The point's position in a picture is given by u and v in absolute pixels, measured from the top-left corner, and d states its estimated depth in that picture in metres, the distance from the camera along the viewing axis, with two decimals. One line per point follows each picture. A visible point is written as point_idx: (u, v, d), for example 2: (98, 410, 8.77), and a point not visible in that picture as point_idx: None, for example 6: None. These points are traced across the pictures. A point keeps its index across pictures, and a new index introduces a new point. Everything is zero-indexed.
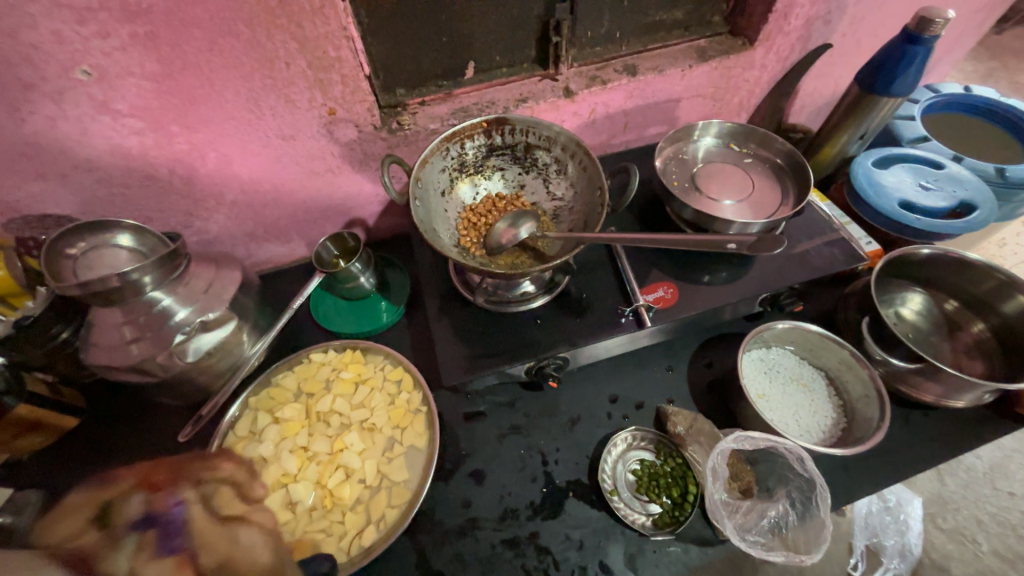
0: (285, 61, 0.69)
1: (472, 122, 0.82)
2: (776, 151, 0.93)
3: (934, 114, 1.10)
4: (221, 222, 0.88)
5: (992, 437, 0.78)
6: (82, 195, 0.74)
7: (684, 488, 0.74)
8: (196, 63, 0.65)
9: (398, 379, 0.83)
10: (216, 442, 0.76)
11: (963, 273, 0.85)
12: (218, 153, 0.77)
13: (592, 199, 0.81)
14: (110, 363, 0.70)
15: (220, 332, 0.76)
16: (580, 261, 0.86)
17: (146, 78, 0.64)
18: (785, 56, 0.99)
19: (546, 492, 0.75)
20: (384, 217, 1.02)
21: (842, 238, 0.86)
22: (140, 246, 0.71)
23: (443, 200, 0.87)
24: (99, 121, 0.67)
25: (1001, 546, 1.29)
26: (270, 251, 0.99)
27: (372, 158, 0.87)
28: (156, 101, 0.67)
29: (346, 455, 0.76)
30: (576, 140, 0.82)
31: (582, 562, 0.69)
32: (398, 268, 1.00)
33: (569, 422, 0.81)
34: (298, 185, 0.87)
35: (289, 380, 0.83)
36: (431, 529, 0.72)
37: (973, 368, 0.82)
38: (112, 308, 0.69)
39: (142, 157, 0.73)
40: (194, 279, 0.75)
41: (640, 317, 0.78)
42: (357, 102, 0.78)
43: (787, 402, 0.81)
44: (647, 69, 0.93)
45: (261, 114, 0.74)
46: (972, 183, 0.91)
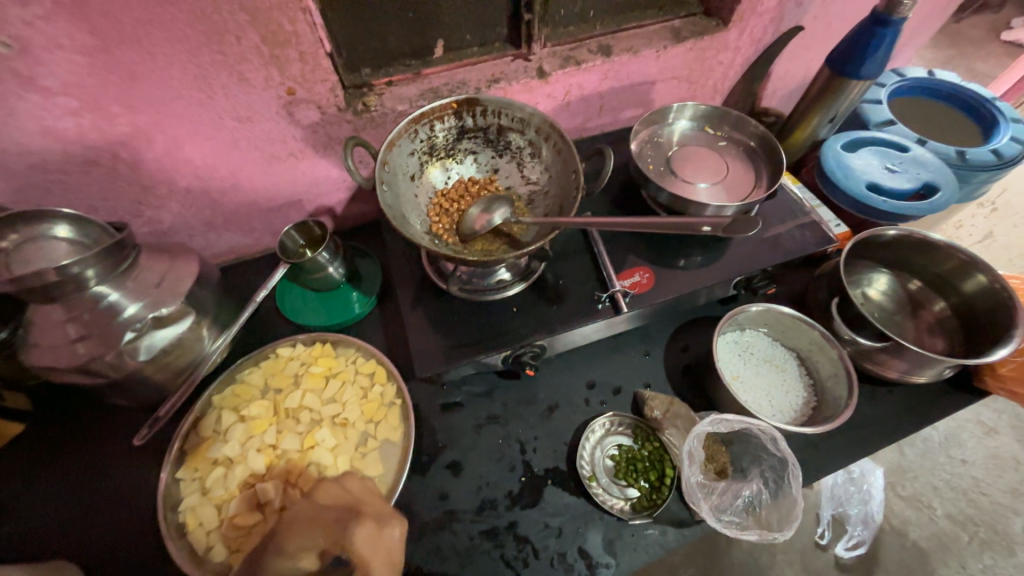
0: (236, 35, 0.64)
1: (441, 102, 0.78)
2: (749, 134, 0.92)
3: (900, 98, 1.13)
4: (175, 211, 0.82)
5: (951, 411, 0.81)
6: (13, 182, 0.68)
7: (662, 471, 0.74)
8: (135, 36, 0.60)
9: (371, 372, 0.80)
10: (177, 443, 0.72)
11: (926, 253, 0.87)
12: (166, 136, 0.72)
13: (566, 183, 0.80)
14: (54, 364, 0.65)
15: (176, 328, 0.71)
16: (556, 247, 0.84)
17: (78, 52, 0.59)
18: (758, 38, 0.99)
19: (525, 481, 0.74)
20: (352, 204, 0.98)
21: (813, 220, 0.87)
22: (81, 237, 0.66)
23: (413, 185, 0.84)
24: (27, 99, 0.60)
25: (953, 509, 1.37)
26: (231, 241, 0.94)
27: (337, 141, 0.83)
28: (91, 78, 0.61)
29: (317, 453, 0.73)
30: (550, 122, 0.80)
31: (561, 549, 0.69)
32: (369, 258, 0.96)
33: (547, 411, 0.80)
34: (258, 171, 0.82)
35: (255, 376, 0.80)
36: (408, 523, 0.71)
37: (934, 345, 0.85)
38: (53, 305, 0.64)
39: (80, 140, 0.67)
40: (145, 272, 0.70)
41: (616, 303, 0.77)
42: (318, 81, 0.74)
43: (760, 383, 0.82)
44: (622, 49, 0.90)
45: (213, 93, 0.69)
46: (935, 165, 0.93)
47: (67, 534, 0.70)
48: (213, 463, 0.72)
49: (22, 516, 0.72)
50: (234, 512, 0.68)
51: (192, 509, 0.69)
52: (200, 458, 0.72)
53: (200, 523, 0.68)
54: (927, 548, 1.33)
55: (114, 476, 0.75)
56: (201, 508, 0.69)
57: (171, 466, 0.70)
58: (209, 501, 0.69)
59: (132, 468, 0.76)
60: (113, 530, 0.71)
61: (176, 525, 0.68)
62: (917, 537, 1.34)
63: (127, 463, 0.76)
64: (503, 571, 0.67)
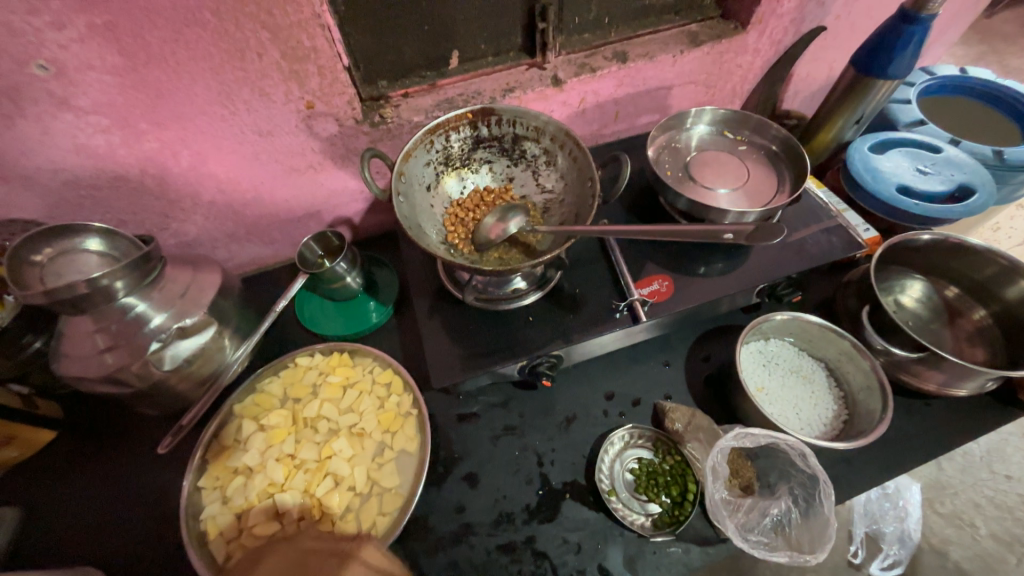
0: (257, 52, 0.65)
1: (456, 113, 0.78)
2: (771, 138, 0.90)
3: (930, 97, 1.08)
4: (199, 223, 0.84)
5: (994, 425, 0.76)
6: (49, 197, 0.70)
7: (684, 485, 0.72)
8: (162, 55, 0.62)
9: (387, 382, 0.80)
10: (199, 452, 0.73)
11: (963, 258, 0.83)
12: (191, 151, 0.74)
13: (582, 190, 0.79)
14: (83, 374, 0.67)
15: (199, 338, 0.73)
16: (573, 256, 0.83)
17: (109, 72, 0.61)
18: (779, 40, 0.97)
19: (542, 494, 0.72)
20: (369, 214, 0.99)
21: (840, 225, 0.84)
22: (111, 250, 0.68)
23: (429, 195, 0.84)
24: (62, 118, 0.63)
25: (997, 528, 1.29)
26: (253, 253, 0.96)
27: (355, 152, 0.84)
28: (121, 97, 0.64)
29: (335, 463, 0.73)
30: (565, 129, 0.79)
31: (580, 566, 0.67)
32: (386, 267, 0.97)
33: (564, 422, 0.79)
34: (278, 183, 0.84)
35: (274, 386, 0.81)
36: (424, 536, 0.70)
37: (975, 355, 0.81)
38: (83, 316, 0.66)
39: (110, 157, 0.70)
40: (170, 283, 0.72)
41: (635, 312, 0.76)
42: (336, 95, 0.75)
43: (787, 395, 0.79)
44: (638, 55, 0.89)
45: (235, 109, 0.71)
46: (970, 166, 0.89)
47: (94, 541, 0.72)
48: (233, 472, 0.73)
49: (52, 521, 0.74)
50: (253, 521, 0.69)
51: (213, 517, 0.70)
52: (221, 466, 0.73)
53: (220, 531, 0.69)
54: (969, 569, 1.25)
55: (140, 484, 0.76)
56: (222, 516, 0.70)
57: (193, 475, 0.71)
58: (229, 510, 0.70)
59: (156, 475, 0.77)
60: (137, 537, 0.72)
61: (197, 533, 0.68)
62: (958, 557, 1.26)
63: (152, 471, 0.77)
64: None
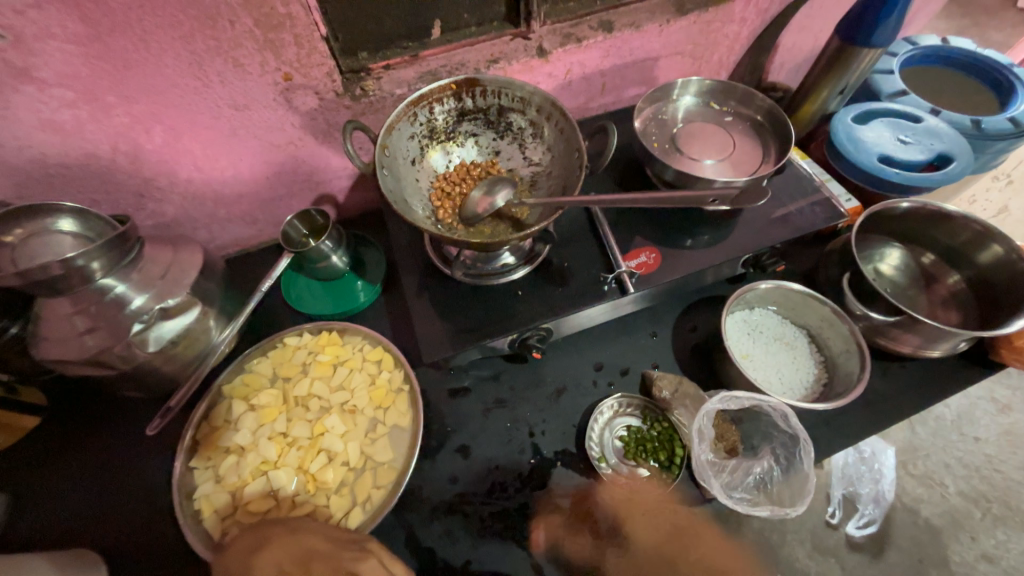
0: (229, 19, 0.63)
1: (439, 84, 0.76)
2: (756, 108, 0.90)
3: (913, 67, 1.09)
4: (178, 203, 0.82)
5: (966, 385, 0.80)
6: (16, 177, 0.68)
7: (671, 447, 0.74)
8: (128, 22, 0.59)
9: (378, 359, 0.80)
10: (188, 434, 0.73)
11: (940, 225, 0.85)
12: (165, 126, 0.71)
13: (570, 161, 0.78)
14: (63, 357, 0.65)
15: (184, 319, 0.72)
16: (561, 231, 0.83)
17: (70, 41, 0.58)
18: (765, 9, 0.96)
19: (534, 463, 0.74)
20: (353, 191, 0.97)
21: (824, 196, 0.85)
22: (86, 231, 0.66)
23: (414, 169, 0.83)
24: (23, 91, 0.60)
25: (966, 487, 1.36)
26: (235, 233, 0.94)
27: (337, 127, 0.82)
28: (85, 69, 0.61)
29: (328, 439, 0.74)
30: (551, 100, 0.78)
31: (572, 529, 0.69)
32: (373, 246, 0.95)
33: (555, 393, 0.80)
34: (257, 160, 0.82)
35: (264, 366, 0.80)
36: (420, 507, 0.71)
37: (949, 318, 0.84)
38: (61, 298, 0.64)
39: (78, 133, 0.67)
40: (149, 264, 0.70)
41: (623, 284, 0.76)
42: (315, 65, 0.72)
43: (771, 361, 0.81)
44: (624, 25, 0.88)
45: (209, 82, 0.68)
46: (948, 135, 0.90)
47: (89, 522, 0.72)
48: (226, 451, 0.74)
49: (42, 506, 0.73)
50: (249, 498, 0.69)
51: (207, 496, 0.70)
52: (212, 447, 0.73)
53: (215, 509, 0.69)
54: (939, 525, 1.32)
55: (129, 467, 0.76)
56: (216, 495, 0.70)
57: (185, 455, 0.71)
58: (223, 488, 0.71)
59: (145, 458, 0.77)
60: (130, 517, 0.72)
61: (192, 512, 0.69)
62: (929, 515, 1.33)
63: (142, 453, 0.77)
64: (516, 551, 0.68)
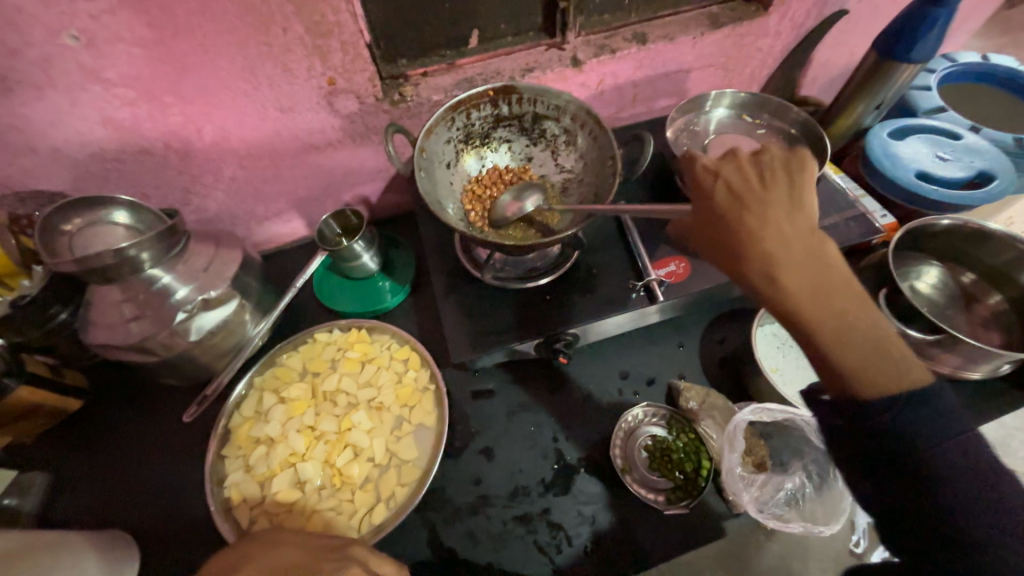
0: (282, 26, 0.66)
1: (478, 91, 0.78)
2: (790, 122, 0.90)
3: (952, 84, 1.07)
4: (220, 199, 0.85)
5: (1008, 410, 0.77)
6: (76, 170, 0.72)
7: (756, 186, 0.54)
8: (189, 27, 0.62)
9: (405, 358, 0.82)
10: (221, 423, 0.75)
11: (981, 244, 0.83)
12: (215, 126, 0.74)
13: (603, 169, 0.79)
14: (110, 342, 0.68)
15: (223, 311, 0.75)
16: (590, 237, 0.84)
17: (136, 44, 0.61)
18: (800, 23, 0.96)
19: (557, 468, 0.74)
20: (386, 194, 0.99)
21: (858, 211, 0.84)
22: (137, 223, 0.69)
23: (449, 173, 0.85)
24: (91, 90, 0.64)
25: None
26: (271, 230, 0.97)
27: (374, 131, 0.85)
28: (147, 70, 0.64)
29: (354, 435, 0.75)
30: (586, 108, 0.79)
31: (594, 538, 0.69)
32: (402, 247, 0.97)
33: (580, 399, 0.80)
34: (297, 160, 0.85)
35: (294, 360, 0.82)
36: (442, 507, 0.71)
37: (990, 340, 0.81)
38: (111, 286, 0.68)
39: (136, 130, 0.70)
40: (194, 256, 0.73)
41: (652, 292, 0.76)
42: (358, 71, 0.75)
43: (802, 376, 0.80)
44: (658, 37, 0.89)
45: (258, 84, 0.71)
46: (990, 153, 0.88)
47: (122, 505, 0.74)
48: (255, 442, 0.75)
49: (80, 486, 0.76)
50: (276, 490, 0.71)
51: (237, 485, 0.72)
52: (243, 437, 0.75)
53: (244, 498, 0.71)
54: None
55: (163, 452, 0.78)
56: (245, 484, 0.72)
57: (217, 444, 0.73)
58: (252, 478, 0.72)
59: (178, 444, 0.79)
60: (162, 502, 0.74)
61: (222, 499, 0.71)
62: None
63: (175, 440, 0.79)
64: (537, 557, 0.67)
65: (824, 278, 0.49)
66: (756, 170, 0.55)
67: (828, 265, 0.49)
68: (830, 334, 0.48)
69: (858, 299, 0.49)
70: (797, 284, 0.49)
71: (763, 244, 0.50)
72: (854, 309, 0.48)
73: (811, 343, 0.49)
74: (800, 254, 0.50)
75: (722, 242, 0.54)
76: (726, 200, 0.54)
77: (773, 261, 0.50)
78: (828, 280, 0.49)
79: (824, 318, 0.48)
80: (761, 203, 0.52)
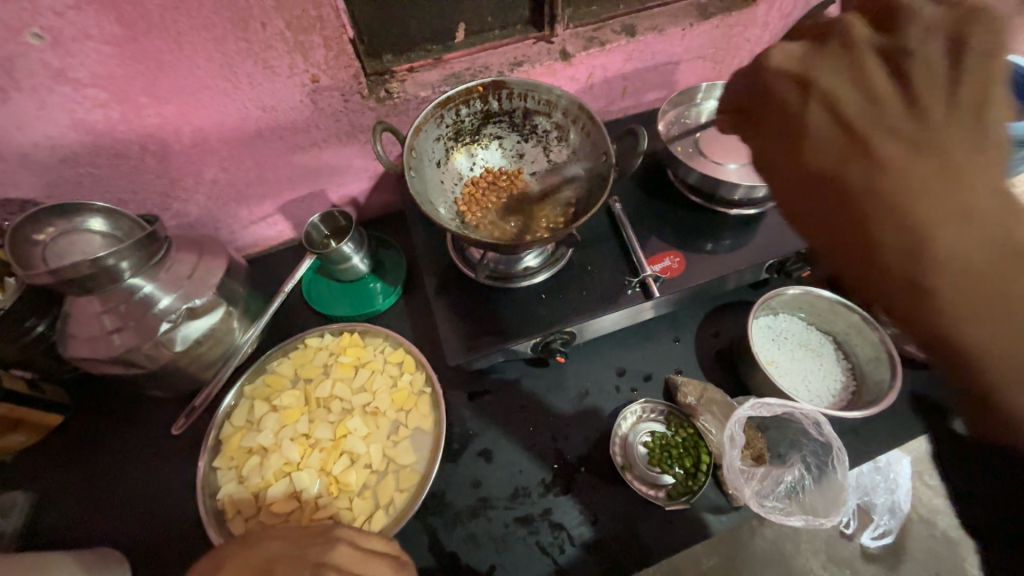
0: (261, 21, 0.63)
1: (467, 86, 0.76)
2: None
3: None
4: (202, 203, 0.82)
5: None
6: (47, 176, 0.68)
7: (935, 81, 0.41)
8: (162, 23, 0.59)
9: (399, 361, 0.80)
10: (212, 434, 0.73)
11: None
12: (193, 127, 0.71)
13: (597, 166, 0.78)
14: (91, 355, 0.66)
15: (209, 319, 0.72)
16: (584, 233, 0.83)
17: (106, 42, 0.58)
18: (788, 13, 0.95)
19: (557, 468, 0.73)
20: (374, 193, 0.97)
21: None
22: (114, 230, 0.66)
23: (439, 172, 0.83)
24: (59, 92, 0.61)
25: None
26: (256, 233, 0.94)
27: (361, 129, 0.82)
28: (119, 69, 0.61)
29: (350, 441, 0.74)
30: (578, 103, 0.77)
31: (596, 536, 0.69)
32: (392, 247, 0.95)
33: (577, 397, 0.79)
34: (281, 161, 0.82)
35: (286, 367, 0.80)
36: (442, 511, 0.71)
37: None
38: (90, 297, 0.65)
39: (109, 133, 0.67)
40: (176, 263, 0.70)
41: (647, 288, 0.76)
42: (342, 68, 0.73)
43: (798, 368, 0.81)
44: (647, 29, 0.88)
45: (238, 83, 0.69)
46: None
47: (112, 521, 0.72)
48: (248, 452, 0.73)
49: (65, 504, 0.73)
50: (271, 500, 0.69)
51: (230, 496, 0.70)
52: (234, 447, 0.73)
53: (239, 510, 0.69)
54: None
55: (152, 466, 0.76)
56: (239, 495, 0.70)
57: (208, 455, 0.72)
58: (246, 489, 0.70)
59: (167, 457, 0.77)
60: (153, 517, 0.72)
61: (215, 512, 0.69)
62: None
63: (164, 452, 0.77)
64: (540, 557, 0.67)
65: (987, 280, 0.39)
66: (854, 81, 0.44)
67: (997, 243, 0.39)
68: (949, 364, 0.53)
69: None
70: (954, 287, 0.39)
71: (868, 189, 0.41)
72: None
73: (970, 376, 0.41)
74: (989, 234, 0.39)
75: (854, 250, 0.43)
76: (840, 138, 0.43)
77: (932, 231, 0.39)
78: (1014, 296, 0.39)
79: (987, 333, 0.40)
80: (894, 141, 0.41)
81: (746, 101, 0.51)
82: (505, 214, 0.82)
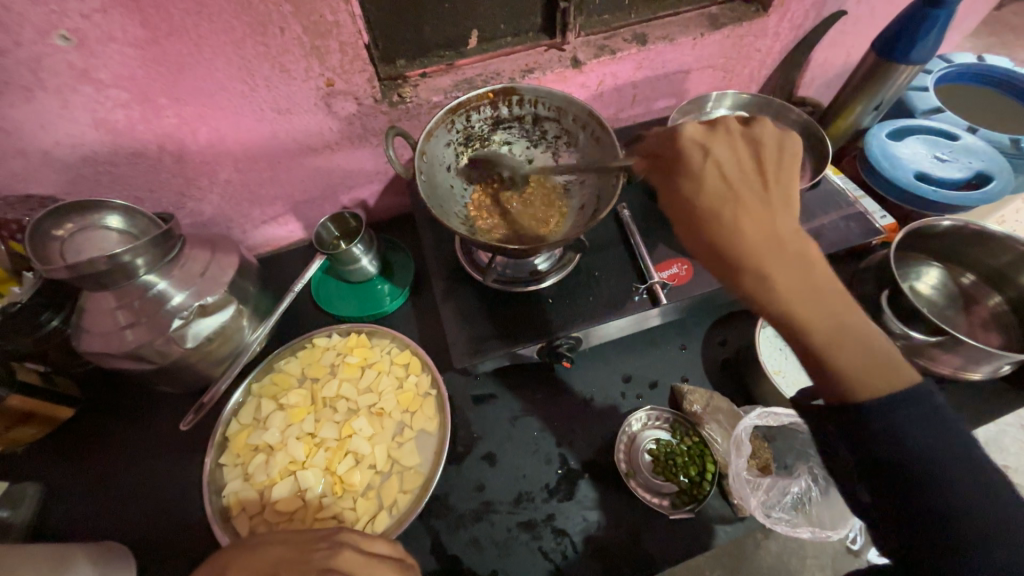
0: (279, 26, 0.64)
1: (478, 92, 0.77)
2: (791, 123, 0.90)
3: (946, 85, 1.07)
4: (215, 203, 0.84)
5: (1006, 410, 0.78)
6: (67, 174, 0.70)
7: (756, 181, 0.56)
8: (184, 26, 0.60)
9: (405, 362, 0.81)
10: (219, 430, 0.74)
11: (981, 245, 0.83)
12: (210, 128, 0.73)
13: (606, 172, 0.78)
14: (104, 350, 0.67)
15: (220, 317, 0.73)
16: (592, 239, 0.83)
17: (130, 44, 0.60)
18: (799, 24, 0.96)
19: (561, 473, 0.73)
20: (384, 196, 0.98)
21: (857, 212, 0.84)
22: (131, 228, 0.67)
23: (449, 176, 0.84)
24: (82, 91, 0.62)
25: None
26: (267, 233, 0.95)
27: (373, 133, 0.83)
28: (140, 70, 0.63)
29: (355, 441, 0.74)
30: (588, 109, 0.78)
31: (600, 544, 0.68)
32: (401, 250, 0.96)
33: (582, 403, 0.79)
34: (295, 162, 0.83)
35: (293, 366, 0.81)
36: (445, 514, 0.71)
37: (990, 341, 0.81)
38: (105, 292, 0.66)
39: (129, 132, 0.69)
40: (189, 261, 0.71)
41: (654, 295, 0.76)
42: (356, 72, 0.74)
43: (805, 377, 0.81)
44: (658, 38, 0.88)
45: (255, 85, 0.70)
46: (986, 153, 0.89)
47: (118, 515, 0.73)
48: (254, 450, 0.74)
49: (74, 497, 0.74)
50: (276, 499, 0.70)
51: (235, 493, 0.71)
52: (241, 445, 0.74)
53: (244, 507, 0.70)
54: None
55: (159, 461, 0.77)
56: (244, 492, 0.71)
57: (214, 452, 0.72)
58: (251, 487, 0.71)
59: (174, 452, 0.77)
60: (159, 512, 0.73)
61: (220, 508, 0.69)
62: None
63: (172, 448, 0.78)
64: (542, 563, 0.67)
65: (814, 285, 0.52)
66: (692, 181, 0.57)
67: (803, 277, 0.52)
68: (827, 338, 0.50)
69: (853, 318, 0.51)
70: (786, 286, 0.51)
71: (730, 226, 0.53)
72: (846, 314, 0.51)
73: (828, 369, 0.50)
74: (789, 257, 0.52)
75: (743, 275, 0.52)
76: (726, 193, 0.55)
77: (762, 266, 0.52)
78: (820, 291, 0.52)
79: (792, 304, 0.51)
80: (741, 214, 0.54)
81: (665, 155, 0.61)
82: (512, 221, 0.82)
